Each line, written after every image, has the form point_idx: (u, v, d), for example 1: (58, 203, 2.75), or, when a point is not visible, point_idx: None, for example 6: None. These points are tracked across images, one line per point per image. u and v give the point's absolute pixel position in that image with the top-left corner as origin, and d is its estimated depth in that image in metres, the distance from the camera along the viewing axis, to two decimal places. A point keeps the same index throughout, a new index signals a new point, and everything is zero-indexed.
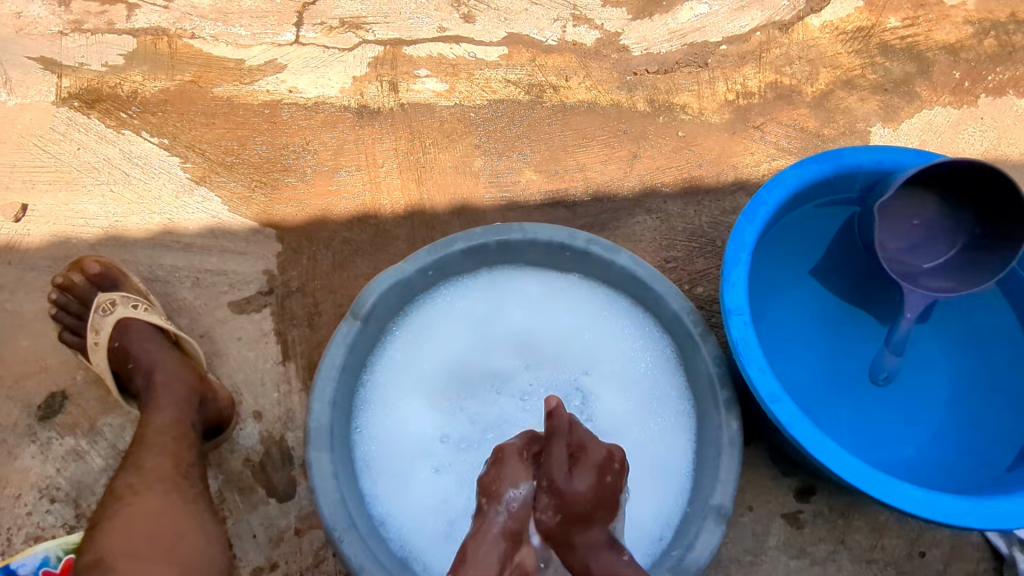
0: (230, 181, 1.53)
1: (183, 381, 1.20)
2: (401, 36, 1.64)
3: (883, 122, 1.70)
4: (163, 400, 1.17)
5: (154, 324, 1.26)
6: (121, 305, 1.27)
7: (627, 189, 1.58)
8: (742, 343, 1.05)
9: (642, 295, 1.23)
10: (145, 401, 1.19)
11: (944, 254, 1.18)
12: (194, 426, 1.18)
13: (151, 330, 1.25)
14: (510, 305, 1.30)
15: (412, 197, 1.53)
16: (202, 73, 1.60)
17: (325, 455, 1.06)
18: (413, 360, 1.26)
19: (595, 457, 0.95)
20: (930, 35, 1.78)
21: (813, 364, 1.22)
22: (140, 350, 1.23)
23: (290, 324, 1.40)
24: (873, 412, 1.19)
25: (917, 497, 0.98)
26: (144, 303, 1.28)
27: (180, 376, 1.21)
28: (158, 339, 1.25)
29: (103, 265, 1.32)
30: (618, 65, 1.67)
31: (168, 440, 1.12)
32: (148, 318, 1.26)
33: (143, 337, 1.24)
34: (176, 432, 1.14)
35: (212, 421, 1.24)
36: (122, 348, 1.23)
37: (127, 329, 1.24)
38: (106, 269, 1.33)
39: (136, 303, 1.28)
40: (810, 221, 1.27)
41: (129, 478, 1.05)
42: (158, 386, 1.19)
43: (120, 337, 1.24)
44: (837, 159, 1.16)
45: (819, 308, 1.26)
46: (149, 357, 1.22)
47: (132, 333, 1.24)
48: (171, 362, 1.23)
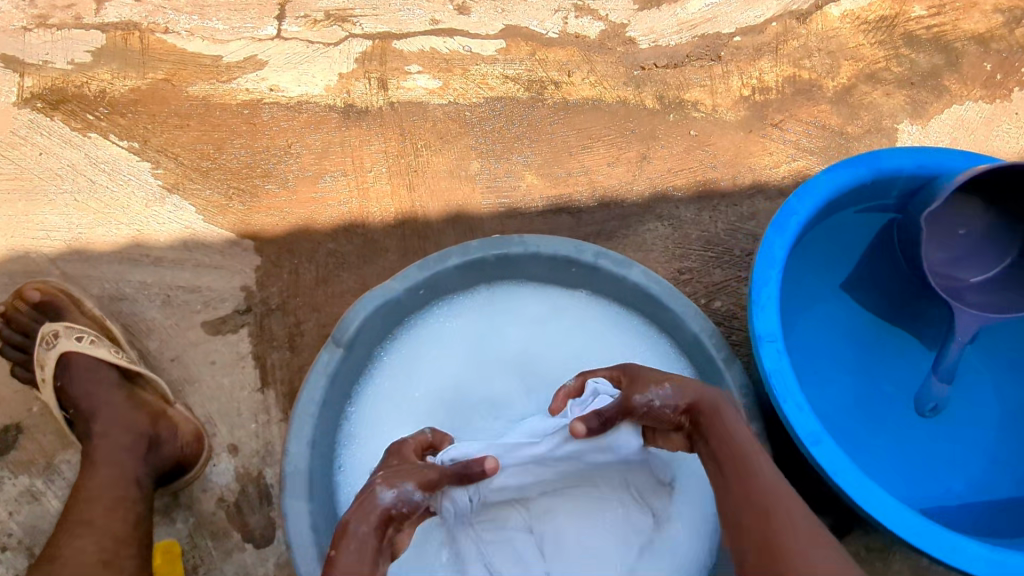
0: (206, 189, 1.40)
1: (128, 429, 1.07)
2: (391, 29, 1.51)
3: (911, 118, 1.57)
4: (100, 455, 1.04)
5: (99, 359, 1.13)
6: (64, 337, 1.14)
7: (636, 193, 1.46)
8: (776, 374, 0.93)
9: (656, 313, 1.11)
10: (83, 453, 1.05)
11: (992, 267, 1.06)
12: (139, 482, 1.04)
13: (98, 366, 1.13)
14: (511, 325, 1.18)
15: (403, 205, 1.41)
16: (175, 70, 1.48)
17: (303, 504, 0.94)
18: (403, 388, 1.14)
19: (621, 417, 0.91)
20: (958, 25, 1.65)
21: (850, 390, 1.10)
22: (81, 392, 1.09)
23: (270, 346, 1.28)
24: (916, 445, 1.07)
25: (982, 556, 0.87)
26: (90, 335, 1.15)
27: (121, 426, 1.07)
28: (104, 377, 1.12)
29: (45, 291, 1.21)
30: (624, 58, 1.54)
31: (98, 513, 0.97)
32: (92, 352, 1.13)
33: (87, 375, 1.11)
34: (111, 496, 1.00)
35: (169, 469, 1.11)
36: (64, 388, 1.10)
37: (69, 367, 1.11)
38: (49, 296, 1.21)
39: (80, 334, 1.14)
40: (843, 230, 1.15)
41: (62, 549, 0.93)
42: (94, 438, 1.06)
43: (62, 376, 1.11)
44: (874, 163, 1.04)
45: (853, 327, 1.14)
46: (91, 400, 1.09)
47: (76, 371, 1.11)
48: (116, 404, 1.10)
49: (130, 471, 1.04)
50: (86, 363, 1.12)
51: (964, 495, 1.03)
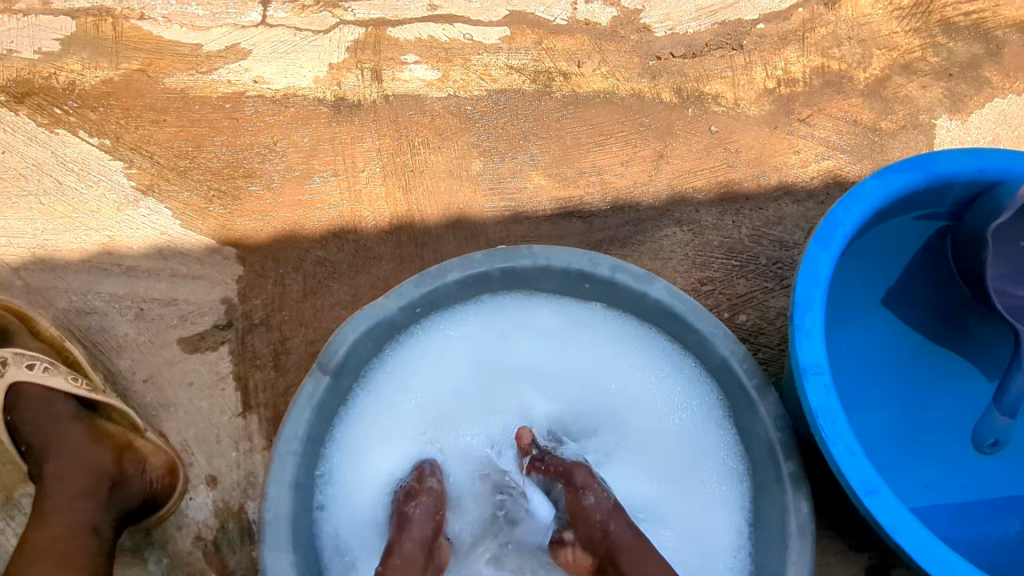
0: (183, 190, 1.29)
1: (86, 470, 0.97)
2: (384, 16, 1.39)
3: (950, 113, 1.45)
4: (53, 501, 0.95)
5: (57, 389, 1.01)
6: (14, 365, 1.01)
7: (653, 195, 1.34)
8: (822, 411, 0.82)
9: (679, 333, 1.00)
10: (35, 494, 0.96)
11: None
12: (95, 531, 0.95)
13: (52, 397, 1.01)
14: (516, 340, 1.07)
15: (398, 208, 1.29)
16: (151, 60, 1.36)
17: (285, 556, 0.83)
18: (396, 411, 1.03)
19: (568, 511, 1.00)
20: (999, 11, 1.52)
21: (895, 421, 0.99)
22: (36, 428, 0.99)
23: (252, 366, 1.17)
24: (971, 482, 0.96)
25: None
26: (44, 361, 1.02)
27: (76, 468, 0.97)
28: (60, 410, 1.01)
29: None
30: (638, 47, 1.42)
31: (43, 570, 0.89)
32: (48, 382, 1.01)
33: (43, 409, 1.00)
34: (61, 548, 0.92)
35: (134, 510, 1.01)
36: (15, 422, 0.99)
37: (22, 400, 1.00)
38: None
39: (34, 361, 1.02)
40: (887, 241, 1.03)
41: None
42: (47, 480, 0.96)
43: (14, 409, 1.00)
44: (930, 167, 0.92)
45: (896, 348, 1.02)
46: (42, 435, 0.99)
47: (29, 403, 1.00)
48: (76, 443, 0.99)
49: (85, 518, 0.95)
50: (41, 395, 1.00)
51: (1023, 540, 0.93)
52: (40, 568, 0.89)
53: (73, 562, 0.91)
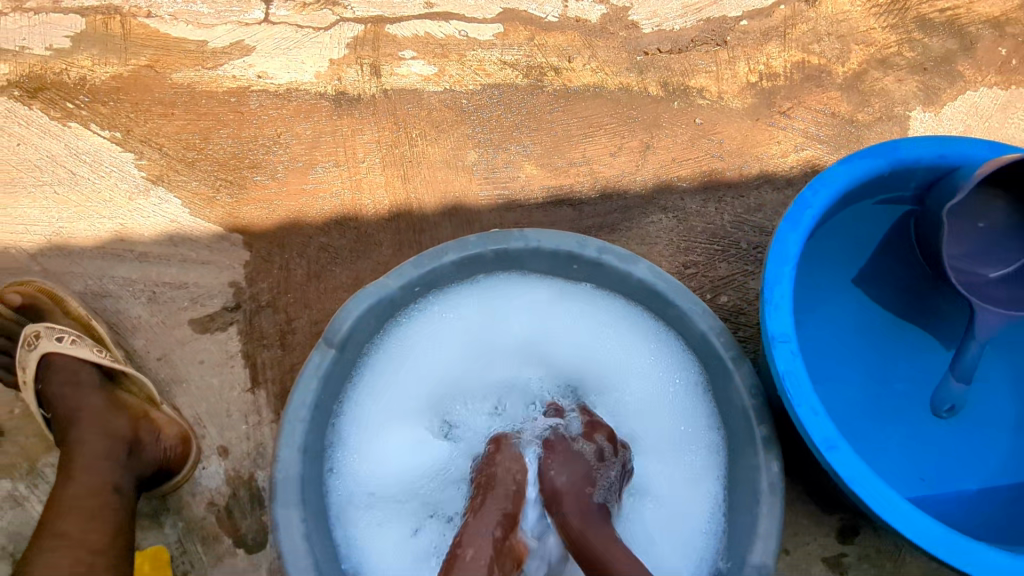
0: (192, 180, 1.35)
1: (108, 433, 1.02)
2: (383, 13, 1.45)
3: (923, 105, 1.52)
4: (79, 460, 0.98)
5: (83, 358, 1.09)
6: (45, 337, 1.09)
7: (640, 184, 1.40)
8: (789, 376, 0.88)
9: (662, 310, 1.06)
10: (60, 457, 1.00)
11: (1011, 263, 1.02)
12: (118, 490, 0.98)
13: (78, 367, 1.08)
14: (510, 319, 1.13)
15: (397, 197, 1.35)
16: (159, 56, 1.42)
17: (295, 513, 0.90)
18: (397, 385, 1.10)
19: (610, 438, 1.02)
20: (972, 8, 1.59)
21: (861, 390, 1.06)
22: (61, 396, 1.05)
23: (260, 345, 1.23)
24: (930, 445, 1.03)
25: (999, 564, 0.84)
26: (71, 334, 1.10)
27: (101, 431, 1.02)
28: (85, 378, 1.07)
29: (25, 295, 1.18)
30: (626, 43, 1.48)
31: (72, 524, 0.91)
32: (76, 353, 1.09)
33: (68, 377, 1.07)
34: (88, 504, 0.94)
35: (150, 475, 1.05)
36: (44, 392, 1.06)
37: (51, 369, 1.08)
38: (30, 300, 1.17)
39: (62, 334, 1.10)
40: (856, 223, 1.10)
41: (53, 550, 0.89)
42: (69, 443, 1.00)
43: (44, 378, 1.07)
44: (893, 154, 0.99)
45: (865, 324, 1.09)
46: (67, 402, 1.04)
47: (56, 373, 1.07)
48: (97, 410, 1.04)
49: (109, 477, 0.98)
50: (69, 364, 1.08)
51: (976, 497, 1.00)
52: (69, 522, 0.91)
53: (100, 517, 0.94)
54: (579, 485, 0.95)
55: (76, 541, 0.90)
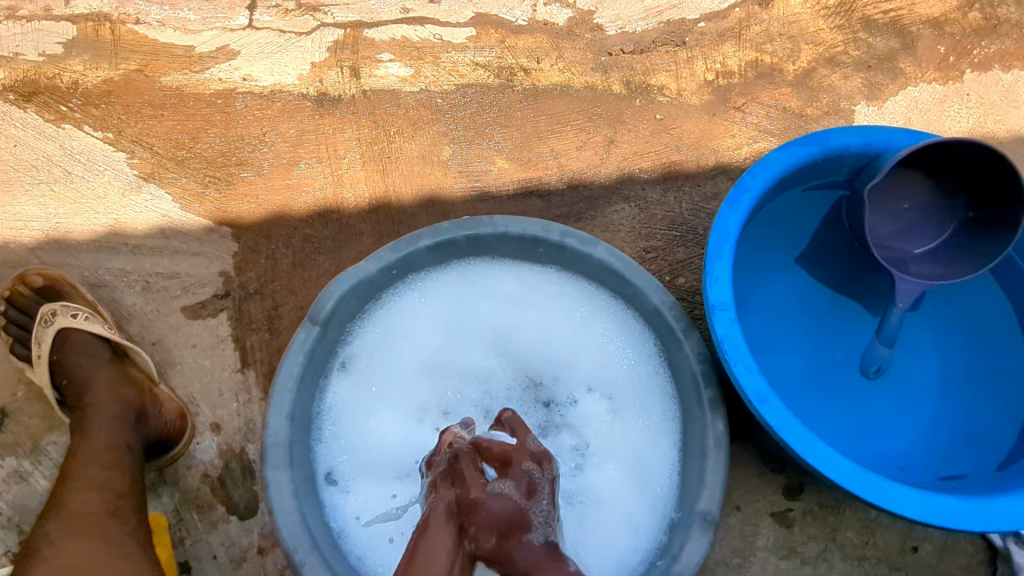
0: (182, 177, 1.43)
1: (119, 400, 1.13)
2: (361, 18, 1.54)
3: (867, 100, 1.63)
4: (96, 421, 1.10)
5: (97, 335, 1.19)
6: (61, 314, 1.18)
7: (604, 176, 1.50)
8: (728, 340, 0.99)
9: (620, 288, 1.16)
10: (76, 419, 1.11)
11: (934, 237, 1.14)
12: (130, 448, 1.10)
13: (92, 342, 1.18)
14: (483, 300, 1.23)
15: (377, 190, 1.44)
16: (148, 61, 1.50)
17: (285, 474, 0.99)
18: (378, 362, 1.19)
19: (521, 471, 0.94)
20: (914, 9, 1.71)
21: (800, 357, 1.17)
22: (77, 365, 1.16)
23: (249, 329, 1.32)
24: (861, 404, 1.15)
25: (912, 500, 0.93)
26: (85, 312, 1.19)
27: (114, 396, 1.13)
28: (99, 353, 1.18)
29: (48, 277, 1.27)
30: (591, 45, 1.58)
31: (96, 470, 1.04)
32: (91, 329, 1.18)
33: (84, 349, 1.17)
34: (106, 457, 1.07)
35: (153, 442, 1.16)
36: (60, 363, 1.16)
37: (67, 343, 1.17)
38: (52, 281, 1.26)
39: (77, 312, 1.18)
40: (796, 207, 1.22)
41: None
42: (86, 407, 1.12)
43: (60, 350, 1.16)
44: (824, 141, 1.10)
45: (806, 298, 1.21)
46: (82, 372, 1.16)
47: (72, 348, 1.17)
48: (110, 379, 1.16)
49: (123, 435, 1.11)
50: (84, 339, 1.18)
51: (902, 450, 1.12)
52: (92, 469, 1.04)
53: (117, 468, 1.06)
54: (508, 541, 0.86)
55: (99, 485, 1.03)
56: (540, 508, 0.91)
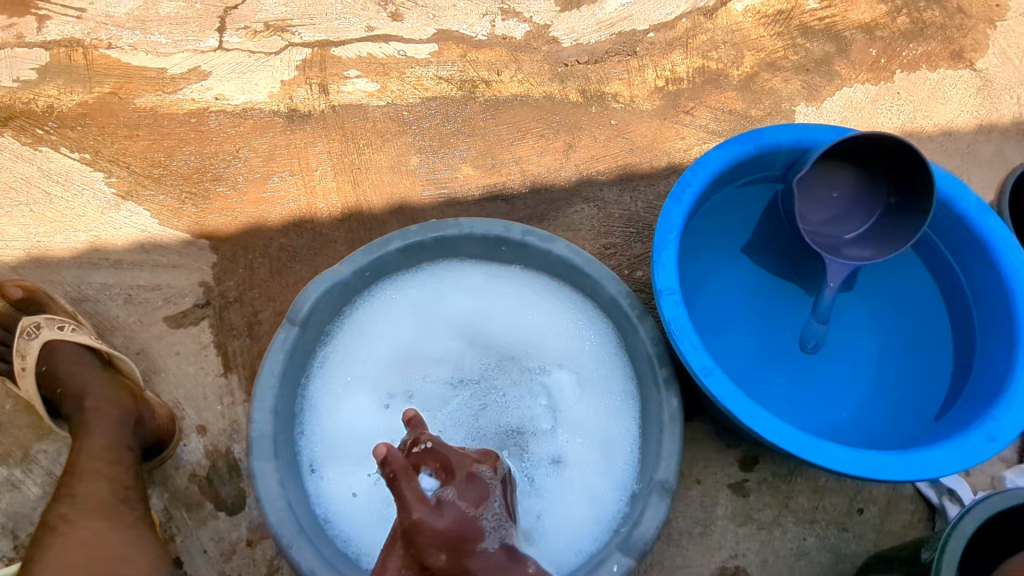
0: (159, 194, 1.49)
1: (116, 402, 1.17)
2: (328, 38, 1.62)
3: (807, 101, 1.74)
4: (96, 425, 1.14)
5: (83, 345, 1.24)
6: (46, 327, 1.23)
7: (564, 179, 1.59)
8: (674, 321, 1.08)
9: (579, 281, 1.25)
10: (76, 423, 1.15)
11: (863, 224, 1.27)
12: (131, 447, 1.15)
13: (81, 352, 1.24)
14: (452, 297, 1.31)
15: (348, 199, 1.52)
16: (122, 84, 1.56)
17: (270, 464, 1.06)
18: (356, 359, 1.26)
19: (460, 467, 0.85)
20: (846, 16, 1.84)
21: (747, 338, 1.29)
22: (69, 373, 1.20)
23: (230, 335, 1.38)
24: (803, 378, 1.26)
25: (843, 456, 1.02)
26: (71, 324, 1.25)
27: (111, 399, 1.17)
28: (89, 362, 1.23)
29: (27, 289, 1.30)
30: (548, 57, 1.68)
31: (102, 465, 1.09)
32: (77, 339, 1.24)
33: (73, 359, 1.22)
34: (109, 456, 1.11)
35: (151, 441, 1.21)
36: (50, 373, 1.20)
37: (55, 354, 1.22)
38: (31, 293, 1.30)
39: (62, 323, 1.24)
40: (739, 201, 1.33)
41: (60, 508, 1.03)
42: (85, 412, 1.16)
43: (49, 361, 1.21)
44: (757, 139, 1.21)
45: (750, 284, 1.33)
46: (76, 380, 1.20)
47: (61, 358, 1.22)
48: (103, 384, 1.20)
49: (124, 435, 1.15)
50: (71, 349, 1.23)
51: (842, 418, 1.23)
52: (98, 466, 1.09)
53: (121, 465, 1.12)
54: None
55: (108, 477, 1.08)
56: (490, 514, 0.81)
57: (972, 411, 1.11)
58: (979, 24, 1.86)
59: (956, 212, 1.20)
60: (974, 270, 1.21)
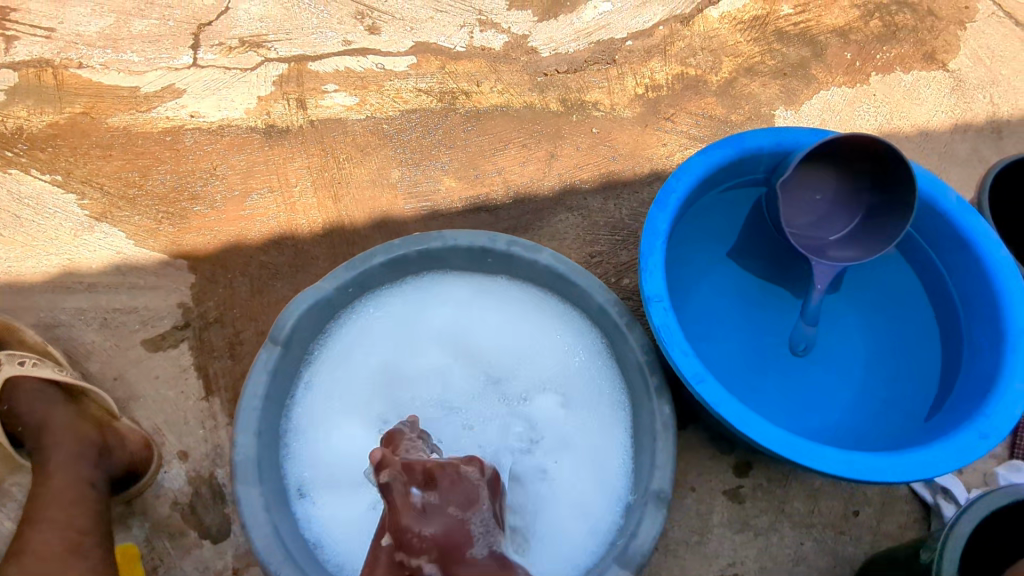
0: (134, 215, 1.45)
1: (77, 439, 1.14)
2: (305, 52, 1.61)
3: (785, 105, 1.75)
4: (57, 461, 1.12)
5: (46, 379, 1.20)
6: (7, 363, 1.18)
7: (547, 189, 1.58)
8: (663, 328, 1.07)
9: (566, 290, 1.23)
10: (37, 461, 1.13)
11: (846, 224, 1.28)
12: (94, 485, 1.13)
13: (43, 386, 1.19)
14: (438, 310, 1.29)
15: (330, 215, 1.49)
16: (93, 103, 1.52)
17: (255, 489, 1.04)
18: (342, 378, 1.23)
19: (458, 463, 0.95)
20: (821, 20, 1.86)
21: (737, 343, 1.28)
22: (30, 410, 1.16)
23: (211, 357, 1.35)
24: (794, 382, 1.26)
25: (837, 459, 1.01)
26: (32, 358, 1.20)
27: (73, 437, 1.15)
28: (51, 396, 1.19)
29: None
30: (527, 67, 1.67)
31: (58, 511, 1.06)
32: (40, 373, 1.19)
33: (35, 394, 1.18)
34: (69, 495, 1.09)
35: (119, 476, 1.19)
36: (12, 411, 1.16)
37: (17, 389, 1.17)
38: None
39: (23, 359, 1.19)
40: (724, 205, 1.33)
41: None
42: (46, 450, 1.13)
43: (10, 397, 1.17)
44: (740, 143, 1.21)
45: (738, 289, 1.32)
46: (37, 416, 1.16)
47: (22, 394, 1.17)
48: (67, 420, 1.17)
49: (86, 474, 1.13)
50: (33, 384, 1.18)
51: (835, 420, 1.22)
52: (54, 510, 1.06)
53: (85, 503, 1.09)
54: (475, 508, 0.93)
55: (63, 524, 1.05)
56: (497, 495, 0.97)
57: (964, 409, 1.11)
58: (950, 25, 1.88)
59: (938, 211, 1.21)
60: (959, 267, 1.21)
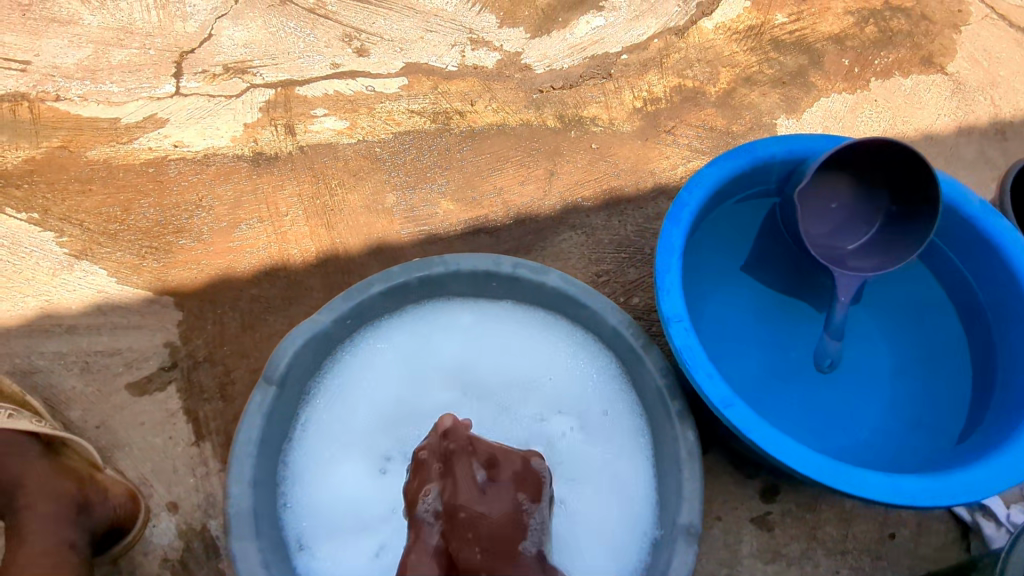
0: (116, 251, 1.38)
1: (55, 497, 1.06)
2: (292, 77, 1.55)
3: (787, 113, 1.71)
4: (32, 523, 1.04)
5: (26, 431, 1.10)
6: None
7: (549, 208, 1.52)
8: (687, 351, 1.00)
9: (577, 312, 1.17)
10: (10, 522, 1.06)
11: (866, 232, 1.22)
12: (74, 546, 1.06)
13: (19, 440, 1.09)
14: (442, 339, 1.22)
15: (323, 243, 1.42)
16: (72, 137, 1.46)
17: (250, 543, 0.96)
18: (341, 415, 1.16)
19: (508, 469, 0.94)
20: (816, 28, 1.82)
21: (759, 361, 1.21)
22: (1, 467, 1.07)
23: (201, 400, 1.27)
24: (822, 398, 1.19)
25: (883, 485, 0.94)
26: (7, 410, 1.12)
27: (50, 494, 1.06)
28: (28, 451, 1.09)
29: None
30: (522, 84, 1.63)
31: None
32: (16, 426, 1.09)
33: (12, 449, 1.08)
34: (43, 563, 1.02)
35: (103, 534, 1.10)
36: None
37: None
38: None
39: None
40: (735, 216, 1.27)
41: None
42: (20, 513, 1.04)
43: None
44: (751, 152, 1.16)
45: (755, 303, 1.26)
46: (10, 473, 1.06)
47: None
48: (45, 475, 1.08)
49: (63, 536, 1.05)
50: (9, 437, 1.09)
51: (866, 439, 1.16)
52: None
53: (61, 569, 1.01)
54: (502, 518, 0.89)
55: None
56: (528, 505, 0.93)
57: (1007, 423, 1.05)
58: (945, 29, 1.86)
59: (962, 215, 1.16)
60: (987, 273, 1.16)
